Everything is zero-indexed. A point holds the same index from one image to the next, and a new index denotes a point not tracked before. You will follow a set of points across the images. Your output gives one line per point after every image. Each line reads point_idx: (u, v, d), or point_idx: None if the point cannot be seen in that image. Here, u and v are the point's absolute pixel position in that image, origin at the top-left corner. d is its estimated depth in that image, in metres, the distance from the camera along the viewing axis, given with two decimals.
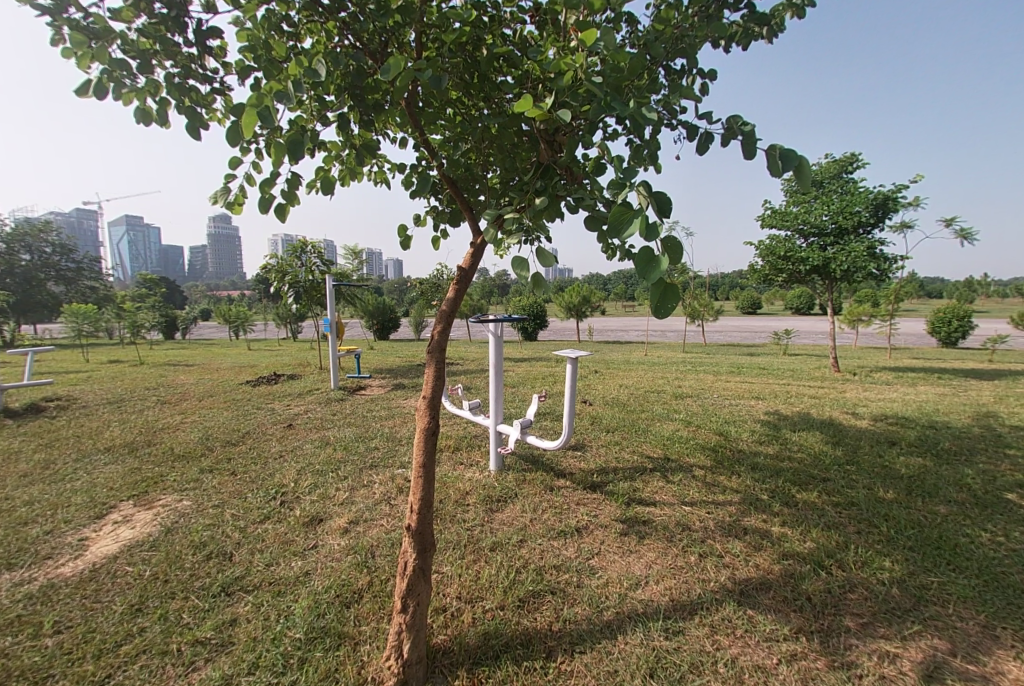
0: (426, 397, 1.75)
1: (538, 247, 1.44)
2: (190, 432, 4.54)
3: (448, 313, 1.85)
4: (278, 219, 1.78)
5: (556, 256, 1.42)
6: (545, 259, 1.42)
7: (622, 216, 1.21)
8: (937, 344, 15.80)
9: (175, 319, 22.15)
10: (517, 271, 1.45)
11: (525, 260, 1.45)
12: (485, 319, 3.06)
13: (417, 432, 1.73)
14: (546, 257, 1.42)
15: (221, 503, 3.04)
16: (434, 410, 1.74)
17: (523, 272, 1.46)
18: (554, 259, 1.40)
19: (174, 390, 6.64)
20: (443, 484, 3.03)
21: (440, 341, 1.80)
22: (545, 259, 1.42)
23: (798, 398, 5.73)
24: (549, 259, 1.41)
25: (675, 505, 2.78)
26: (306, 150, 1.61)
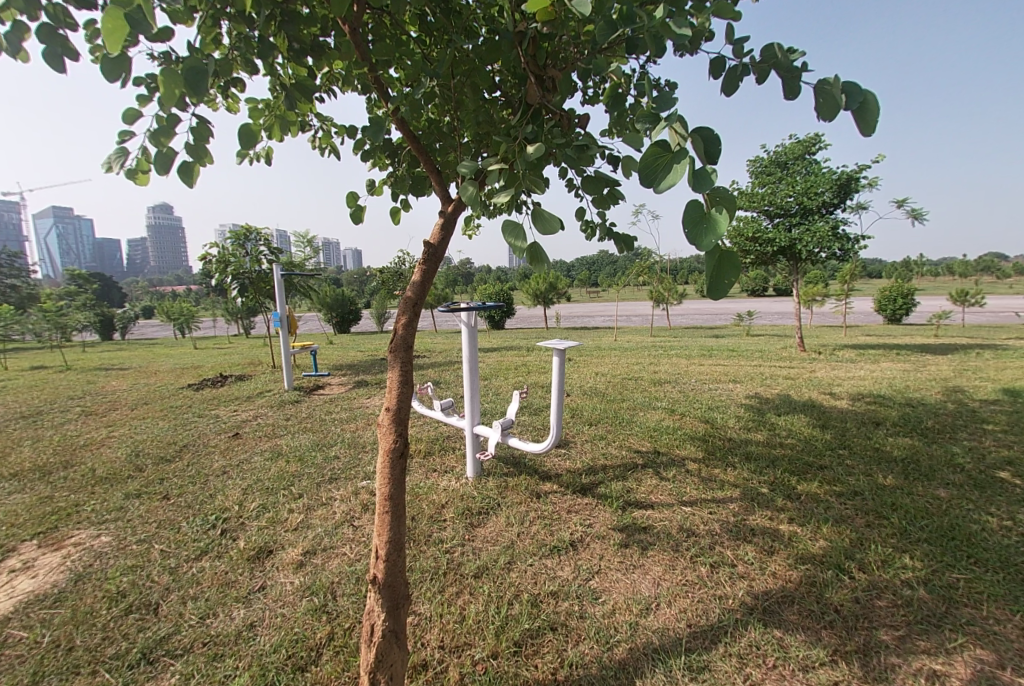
0: (390, 410, 1.38)
1: (536, 208, 1.08)
2: (117, 449, 3.95)
3: (415, 303, 1.48)
4: (184, 179, 1.36)
5: (560, 219, 1.06)
6: (547, 224, 1.07)
7: (656, 162, 0.88)
8: (883, 321, 16.57)
9: (112, 318, 20.38)
10: (510, 240, 1.09)
11: (519, 225, 1.10)
12: (456, 307, 2.67)
13: (380, 455, 1.36)
14: (547, 220, 1.06)
15: (149, 538, 2.56)
16: (401, 424, 1.36)
17: (516, 243, 1.10)
18: (559, 224, 1.04)
19: (103, 398, 5.91)
20: (415, 497, 2.66)
21: (404, 337, 1.43)
22: (547, 222, 1.06)
23: (773, 379, 5.66)
24: (553, 224, 1.06)
25: (673, 505, 2.52)
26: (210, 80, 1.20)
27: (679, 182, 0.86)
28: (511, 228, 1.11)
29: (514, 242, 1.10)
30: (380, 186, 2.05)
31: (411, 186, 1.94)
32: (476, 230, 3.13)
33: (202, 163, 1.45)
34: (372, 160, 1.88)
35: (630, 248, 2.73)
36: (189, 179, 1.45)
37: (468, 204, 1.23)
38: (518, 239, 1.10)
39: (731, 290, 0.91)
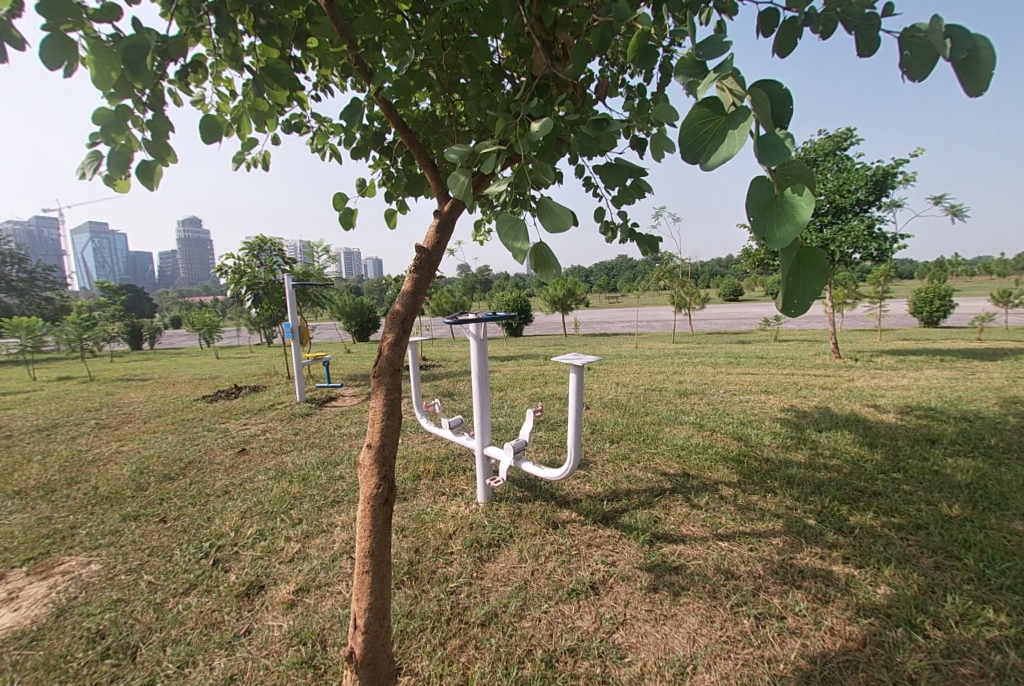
0: (372, 448, 1.18)
1: (543, 198, 0.86)
2: (123, 466, 3.86)
3: (405, 320, 1.28)
4: (149, 180, 1.26)
5: (574, 211, 0.83)
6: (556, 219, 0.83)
7: (704, 132, 0.68)
8: (919, 324, 15.72)
9: (140, 329, 20.91)
10: (510, 240, 0.88)
11: (522, 223, 0.89)
12: (463, 318, 2.44)
13: (359, 503, 1.17)
14: (558, 214, 0.84)
15: (139, 567, 2.41)
16: (385, 466, 1.17)
17: (518, 245, 0.88)
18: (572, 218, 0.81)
19: (118, 410, 5.89)
20: (421, 526, 2.44)
21: (391, 362, 1.23)
22: (557, 217, 0.84)
23: (808, 389, 5.28)
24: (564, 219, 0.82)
25: (708, 540, 2.24)
26: (143, 59, 1.05)
27: (734, 154, 0.67)
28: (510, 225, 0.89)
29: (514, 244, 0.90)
30: (373, 186, 1.86)
31: (406, 185, 1.74)
32: (487, 237, 2.94)
33: (163, 162, 1.31)
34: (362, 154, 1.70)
35: (654, 250, 2.48)
36: (149, 181, 1.30)
37: (461, 199, 1.02)
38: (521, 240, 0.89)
39: (817, 295, 0.76)
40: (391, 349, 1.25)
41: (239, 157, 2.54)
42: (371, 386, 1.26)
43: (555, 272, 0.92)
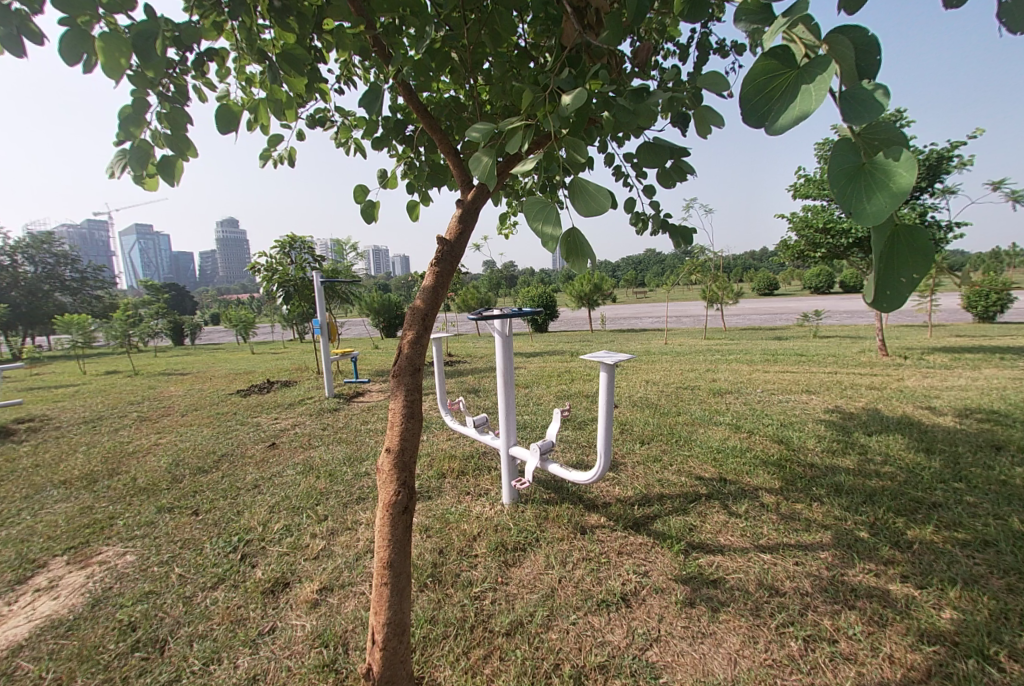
0: (391, 453, 1.12)
1: (577, 180, 0.75)
2: (160, 458, 3.96)
3: (426, 316, 1.23)
4: (170, 174, 1.23)
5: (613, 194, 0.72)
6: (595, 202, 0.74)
7: (768, 88, 0.59)
8: (972, 319, 14.74)
9: (182, 324, 21.76)
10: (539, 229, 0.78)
11: (554, 210, 0.79)
12: (488, 314, 2.35)
13: (377, 512, 1.11)
14: (594, 198, 0.73)
15: (171, 560, 2.44)
16: (403, 474, 1.10)
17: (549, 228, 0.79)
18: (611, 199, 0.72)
19: (159, 404, 6.10)
20: (445, 526, 2.39)
21: (410, 361, 1.17)
22: (593, 201, 0.73)
23: (854, 389, 4.97)
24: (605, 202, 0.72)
25: (748, 552, 2.10)
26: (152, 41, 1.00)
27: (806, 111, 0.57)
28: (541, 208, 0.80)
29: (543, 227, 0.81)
30: (394, 177, 1.80)
31: (429, 175, 1.67)
32: (513, 230, 2.85)
33: (184, 158, 1.26)
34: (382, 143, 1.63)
35: (688, 243, 2.34)
36: (170, 177, 1.26)
37: (484, 182, 0.92)
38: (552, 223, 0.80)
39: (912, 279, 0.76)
40: (411, 347, 1.20)
41: (266, 153, 2.53)
42: (390, 386, 1.20)
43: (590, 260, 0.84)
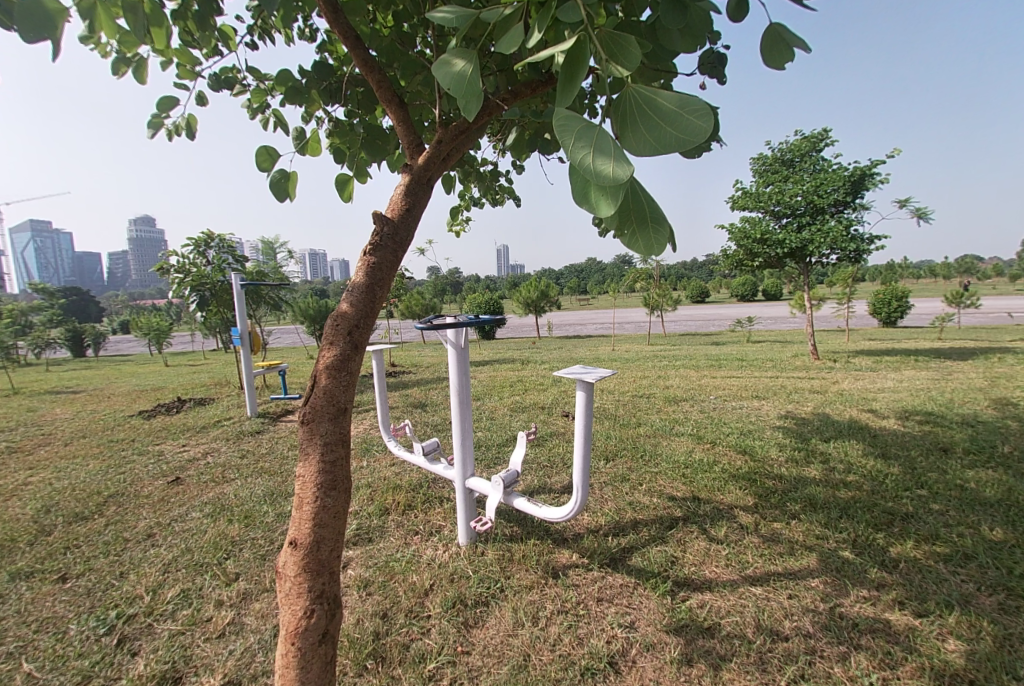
0: (303, 539, 0.89)
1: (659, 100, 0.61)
2: (26, 503, 3.20)
3: (353, 332, 0.93)
4: None
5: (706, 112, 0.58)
6: (696, 128, 0.57)
7: None
8: (879, 324, 16.14)
9: (83, 334, 19.23)
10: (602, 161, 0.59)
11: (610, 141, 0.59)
12: (441, 321, 1.99)
13: (282, 607, 0.89)
14: (688, 116, 0.58)
15: (17, 652, 1.85)
16: (318, 567, 0.89)
17: (614, 169, 0.58)
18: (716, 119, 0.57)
19: (38, 430, 5.12)
20: (391, 581, 1.98)
21: (329, 411, 0.91)
22: (690, 118, 0.58)
23: (799, 393, 5.06)
24: (707, 121, 0.56)
25: (737, 585, 1.88)
26: None
27: None
28: (596, 143, 0.59)
29: (602, 166, 0.58)
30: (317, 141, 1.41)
31: (363, 140, 1.34)
32: (465, 224, 2.52)
33: None
34: (302, 88, 1.24)
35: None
36: None
37: (459, 93, 0.67)
38: (618, 161, 0.58)
39: None
40: (330, 379, 0.92)
41: (157, 121, 2.02)
42: (301, 436, 0.93)
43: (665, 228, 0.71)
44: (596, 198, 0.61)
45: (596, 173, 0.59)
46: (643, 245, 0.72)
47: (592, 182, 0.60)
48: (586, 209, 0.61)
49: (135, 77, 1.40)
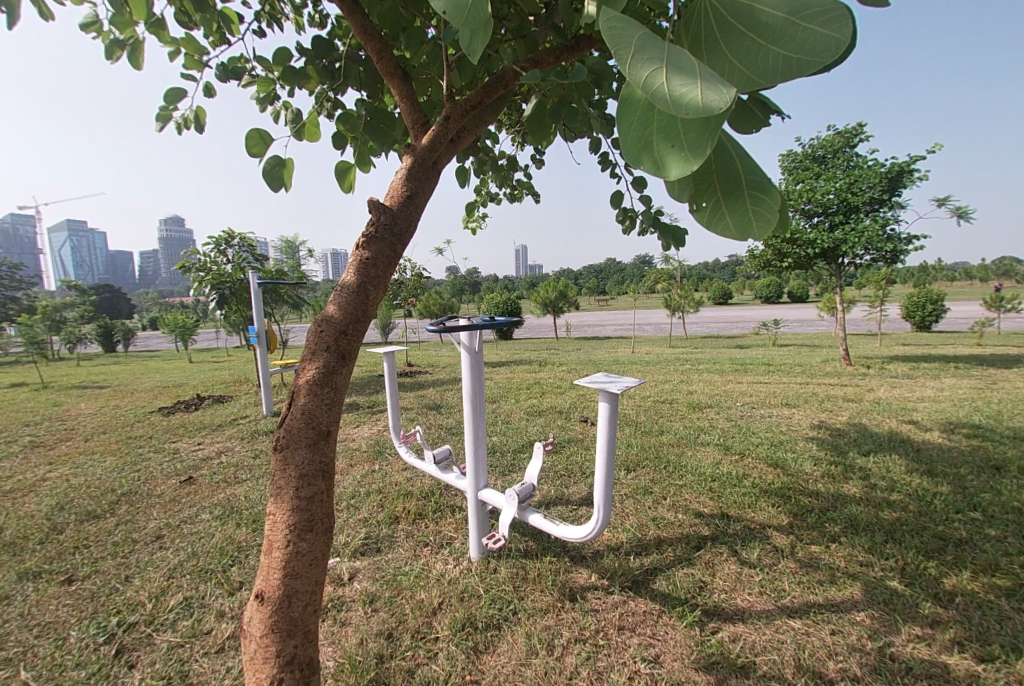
0: (276, 560, 0.85)
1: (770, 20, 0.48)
2: (42, 499, 3.21)
3: (339, 345, 0.85)
4: None
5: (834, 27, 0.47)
6: (814, 45, 0.47)
7: None
8: (912, 328, 15.45)
9: (113, 330, 19.80)
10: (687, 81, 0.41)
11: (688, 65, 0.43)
12: (454, 321, 1.87)
13: (253, 621, 0.87)
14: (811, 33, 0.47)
15: (16, 658, 1.80)
16: (293, 586, 0.86)
17: (702, 94, 0.40)
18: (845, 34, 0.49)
19: (61, 424, 5.21)
20: (397, 598, 1.87)
21: (308, 430, 0.85)
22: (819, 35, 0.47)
23: (832, 401, 4.79)
24: (842, 31, 0.46)
25: (772, 617, 1.71)
26: None
27: None
28: (667, 62, 0.43)
29: (683, 90, 0.41)
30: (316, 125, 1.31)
31: (365, 124, 1.21)
32: (482, 221, 2.40)
33: None
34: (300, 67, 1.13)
35: (682, 246, 1.61)
36: None
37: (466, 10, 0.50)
38: (709, 87, 0.42)
39: None
40: (313, 395, 0.85)
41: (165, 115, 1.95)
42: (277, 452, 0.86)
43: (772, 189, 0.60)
44: (670, 140, 0.45)
45: (672, 97, 0.41)
46: (720, 218, 0.60)
47: (660, 120, 0.45)
48: (648, 165, 0.48)
49: (131, 62, 1.32)
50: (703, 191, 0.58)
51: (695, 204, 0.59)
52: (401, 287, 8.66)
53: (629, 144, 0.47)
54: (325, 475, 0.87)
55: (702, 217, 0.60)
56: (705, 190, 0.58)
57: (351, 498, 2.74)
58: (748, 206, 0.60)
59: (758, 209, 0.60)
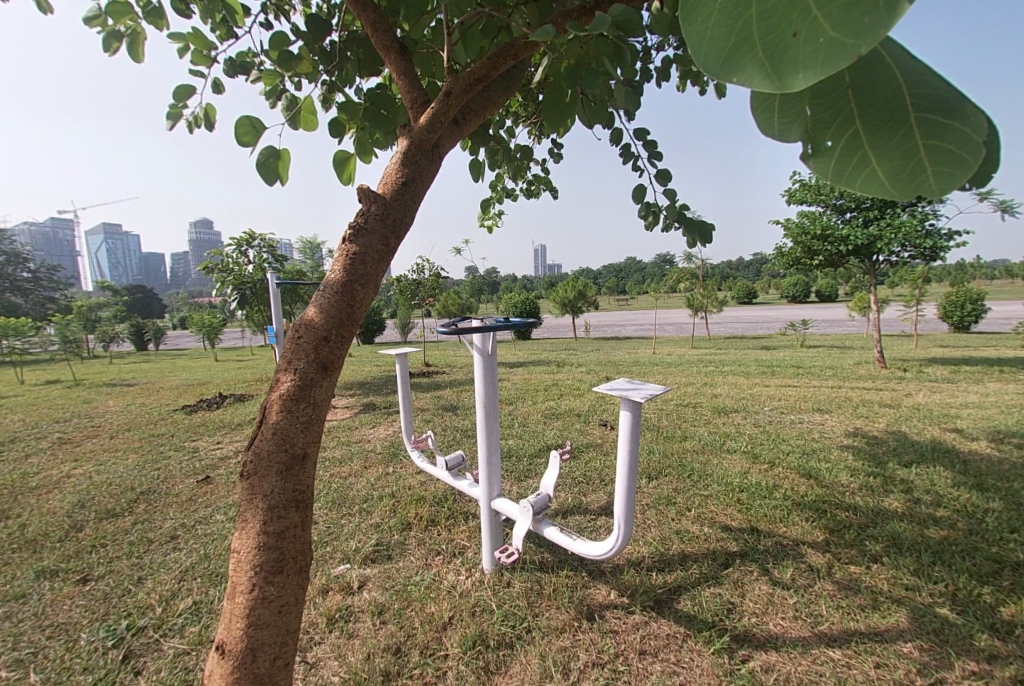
0: (243, 594, 0.77)
1: None
2: (65, 495, 3.26)
3: (319, 353, 0.78)
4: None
5: None
6: None
7: None
8: (950, 329, 14.74)
9: (145, 329, 20.45)
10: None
11: None
12: (466, 323, 1.77)
13: (216, 658, 0.79)
14: None
15: (27, 659, 1.80)
16: (259, 627, 0.78)
17: None
18: None
19: (90, 421, 5.33)
20: (407, 610, 1.80)
21: (279, 452, 0.77)
22: None
23: (867, 406, 4.55)
24: None
25: (808, 646, 1.57)
26: None
27: None
28: None
29: None
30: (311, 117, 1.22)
31: (365, 110, 1.14)
32: (497, 219, 2.30)
33: None
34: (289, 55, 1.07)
35: (708, 243, 1.49)
36: None
37: None
38: None
39: None
40: (285, 414, 0.78)
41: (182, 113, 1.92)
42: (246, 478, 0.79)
43: (975, 116, 0.33)
44: (787, 33, 0.27)
45: None
46: (856, 168, 0.36)
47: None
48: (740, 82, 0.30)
49: (131, 54, 1.28)
50: (829, 125, 0.35)
51: (813, 145, 0.37)
52: (420, 287, 8.65)
53: (709, 51, 0.31)
54: (298, 507, 0.79)
55: (828, 167, 0.37)
56: (830, 122, 0.35)
57: (363, 502, 2.69)
58: (923, 145, 0.34)
59: (942, 150, 0.33)
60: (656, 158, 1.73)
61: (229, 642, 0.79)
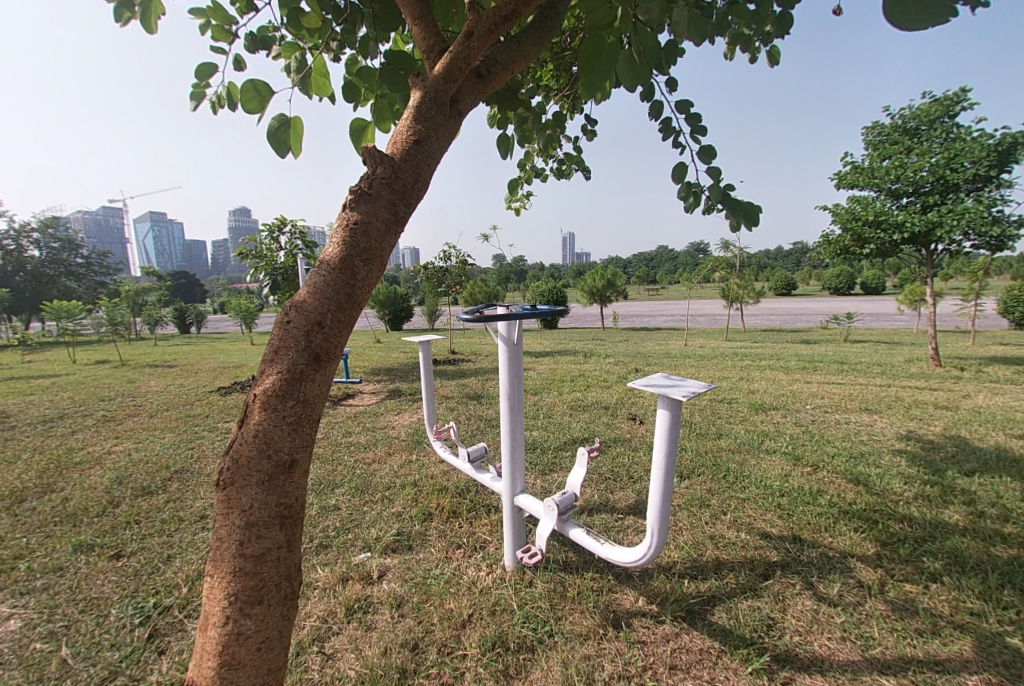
0: (219, 615, 0.79)
1: None
2: (104, 472, 3.37)
3: (308, 350, 0.78)
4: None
5: None
6: None
7: None
8: (1011, 325, 13.66)
9: (186, 312, 21.25)
10: None
11: None
12: (490, 311, 1.69)
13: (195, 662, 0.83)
14: None
15: (60, 632, 1.84)
16: (232, 650, 0.81)
17: None
18: None
19: (131, 400, 5.54)
20: (426, 605, 1.74)
21: (259, 468, 0.78)
22: None
23: (920, 408, 4.21)
24: None
25: (859, 673, 1.43)
26: None
27: None
28: None
29: None
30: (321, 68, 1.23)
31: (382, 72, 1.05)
32: (525, 200, 2.19)
33: None
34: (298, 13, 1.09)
35: (755, 226, 1.32)
36: None
37: None
38: None
39: None
40: (272, 420, 0.78)
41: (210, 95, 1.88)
42: (225, 494, 0.79)
43: None
44: None
45: None
46: None
47: None
48: None
49: (145, 26, 1.22)
50: None
51: None
52: (447, 274, 8.60)
53: None
54: (279, 524, 0.80)
55: None
56: None
57: (386, 490, 2.66)
58: None
59: None
60: (699, 132, 1.58)
61: (198, 680, 0.83)
